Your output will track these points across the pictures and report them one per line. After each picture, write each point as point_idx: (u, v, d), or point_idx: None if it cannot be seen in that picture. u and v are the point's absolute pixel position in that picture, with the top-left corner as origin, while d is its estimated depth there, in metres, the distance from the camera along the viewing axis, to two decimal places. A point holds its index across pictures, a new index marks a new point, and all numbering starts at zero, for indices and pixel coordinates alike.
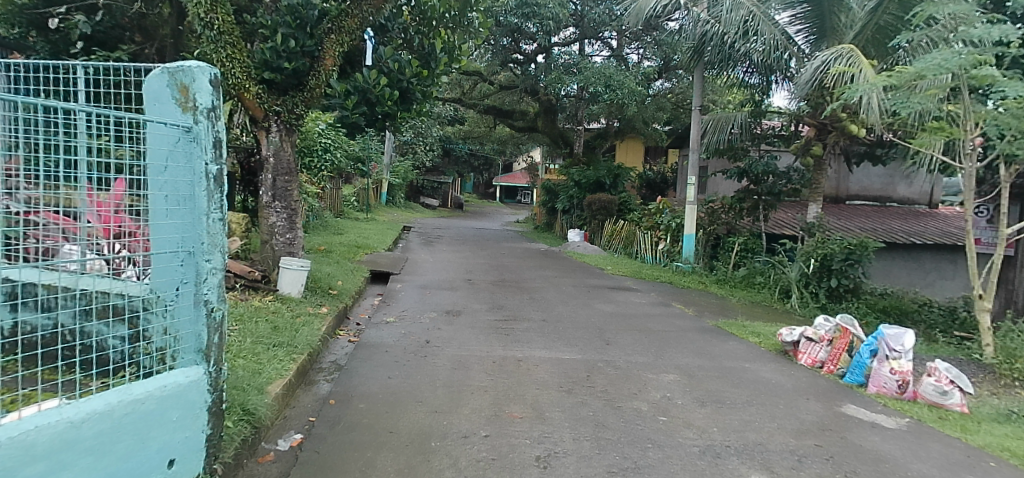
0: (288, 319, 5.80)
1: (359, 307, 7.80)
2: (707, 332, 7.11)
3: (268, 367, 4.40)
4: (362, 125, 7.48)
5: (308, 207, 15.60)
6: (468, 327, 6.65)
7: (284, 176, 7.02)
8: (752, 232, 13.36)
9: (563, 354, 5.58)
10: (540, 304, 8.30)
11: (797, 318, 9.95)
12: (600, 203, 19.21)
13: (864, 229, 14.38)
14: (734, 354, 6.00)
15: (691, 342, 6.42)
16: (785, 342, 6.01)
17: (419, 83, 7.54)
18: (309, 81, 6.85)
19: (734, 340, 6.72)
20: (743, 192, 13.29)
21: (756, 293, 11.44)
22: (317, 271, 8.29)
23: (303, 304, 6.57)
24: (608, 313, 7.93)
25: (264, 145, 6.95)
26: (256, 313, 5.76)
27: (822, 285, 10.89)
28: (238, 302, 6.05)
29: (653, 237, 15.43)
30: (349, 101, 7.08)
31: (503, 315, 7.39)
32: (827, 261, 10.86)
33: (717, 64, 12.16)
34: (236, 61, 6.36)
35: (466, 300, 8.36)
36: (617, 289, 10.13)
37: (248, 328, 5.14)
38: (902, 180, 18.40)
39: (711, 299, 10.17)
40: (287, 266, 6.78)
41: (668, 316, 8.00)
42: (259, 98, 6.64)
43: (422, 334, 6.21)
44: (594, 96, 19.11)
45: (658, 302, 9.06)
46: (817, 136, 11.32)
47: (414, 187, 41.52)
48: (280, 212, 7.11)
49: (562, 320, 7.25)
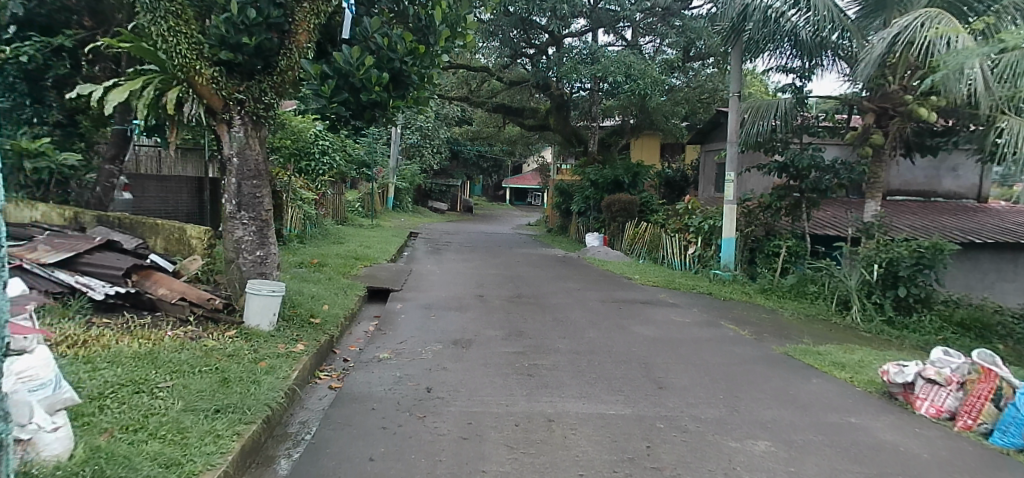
0: (252, 367, 4.43)
1: (349, 338, 6.45)
2: (780, 365, 5.71)
3: (194, 453, 3.00)
4: (347, 117, 6.19)
5: (303, 215, 14.30)
6: (481, 365, 5.29)
7: (252, 180, 5.72)
8: (795, 234, 11.95)
9: (607, 408, 4.20)
10: (566, 328, 6.93)
11: (864, 335, 8.51)
12: (621, 205, 17.77)
13: (919, 227, 12.87)
14: (828, 402, 4.60)
15: (767, 383, 5.01)
16: (893, 384, 4.66)
17: (415, 62, 6.21)
18: (278, 62, 5.58)
19: (819, 379, 5.29)
20: (782, 189, 11.76)
21: (809, 305, 9.95)
22: (298, 293, 6.96)
23: (274, 341, 5.23)
24: (649, 339, 6.54)
25: (225, 142, 5.67)
26: (204, 359, 4.39)
27: (888, 295, 9.46)
28: (185, 343, 4.70)
29: (681, 241, 14.00)
30: (327, 86, 5.75)
31: (523, 346, 6.01)
32: (892, 268, 9.43)
33: (759, 42, 10.62)
34: (182, 36, 5.10)
35: (478, 325, 7.01)
36: (652, 305, 8.72)
37: (185, 388, 3.78)
38: (947, 173, 16.87)
39: (762, 315, 8.75)
40: (255, 292, 5.42)
41: (723, 341, 6.60)
42: (216, 83, 5.33)
43: (422, 378, 4.84)
44: (612, 88, 17.69)
45: (706, 321, 7.64)
46: (876, 122, 10.18)
47: (422, 191, 40.38)
48: (248, 225, 5.77)
49: (596, 351, 5.87)
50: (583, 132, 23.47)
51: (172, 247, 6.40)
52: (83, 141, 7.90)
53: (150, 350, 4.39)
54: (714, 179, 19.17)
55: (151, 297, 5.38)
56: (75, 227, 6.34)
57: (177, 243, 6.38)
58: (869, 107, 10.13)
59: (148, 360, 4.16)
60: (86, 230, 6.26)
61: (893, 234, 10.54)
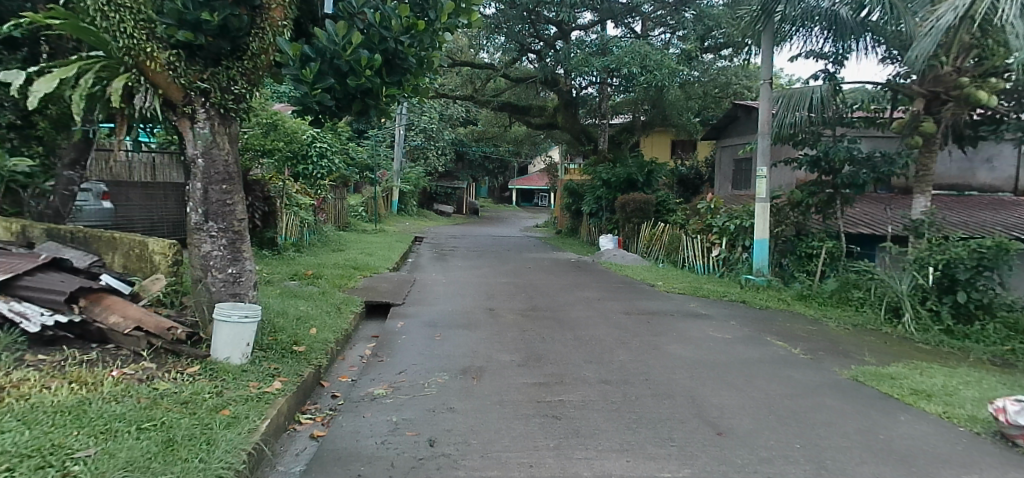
0: (208, 419, 3.52)
1: (340, 367, 5.54)
2: (853, 395, 4.77)
3: None
4: (333, 109, 5.30)
5: (302, 222, 13.44)
6: (496, 403, 4.37)
7: (221, 184, 4.83)
8: (829, 233, 10.99)
9: (662, 469, 3.28)
10: (592, 348, 6.02)
11: (924, 347, 7.54)
12: (635, 205, 16.80)
13: (964, 223, 11.84)
14: (933, 452, 3.68)
15: (849, 425, 4.08)
16: (1013, 427, 3.73)
17: (413, 43, 5.28)
18: (248, 44, 4.70)
19: (908, 415, 4.35)
20: (814, 184, 10.81)
21: (855, 313, 8.98)
22: (284, 313, 6.08)
23: (243, 378, 4.33)
24: (690, 361, 5.61)
25: (187, 141, 4.78)
26: (147, 411, 3.48)
27: (944, 301, 8.44)
28: (130, 387, 3.80)
29: (704, 242, 13.06)
30: (309, 70, 4.83)
31: (545, 375, 5.10)
32: (950, 270, 8.39)
33: (795, 21, 9.63)
34: (126, 11, 4.25)
35: (491, 346, 6.12)
36: (684, 317, 7.78)
37: (111, 458, 2.87)
38: (982, 165, 15.80)
39: (806, 327, 7.80)
40: (224, 319, 4.51)
41: (777, 363, 5.66)
42: (172, 68, 4.46)
43: (422, 426, 3.93)
44: (625, 81, 16.75)
45: (749, 338, 6.68)
46: (927, 109, 9.20)
47: (428, 195, 39.68)
48: (217, 238, 4.86)
49: (631, 381, 4.94)
50: (592, 130, 22.57)
51: (133, 264, 5.45)
52: (42, 145, 6.94)
53: (81, 401, 3.49)
54: (731, 176, 18.20)
55: (101, 326, 4.51)
56: (23, 243, 5.46)
57: (138, 261, 5.42)
58: (917, 93, 9.17)
59: (74, 416, 3.26)
60: (32, 245, 5.38)
61: (945, 232, 9.51)
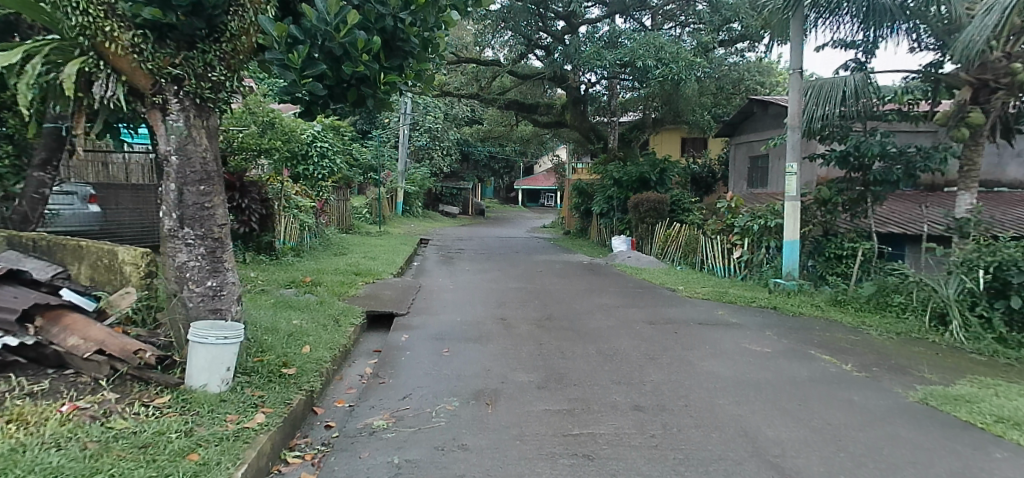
0: (170, 469, 2.89)
1: (336, 390, 4.92)
2: (930, 425, 4.08)
3: None
4: (324, 97, 4.67)
5: (302, 225, 12.87)
6: (516, 439, 3.72)
7: (198, 185, 4.21)
8: (861, 233, 10.31)
9: None
10: (620, 366, 5.36)
11: (978, 359, 6.83)
12: (649, 205, 16.12)
13: (1003, 221, 11.18)
14: None
15: (938, 467, 3.39)
16: None
17: (414, 21, 4.63)
18: (225, 22, 4.09)
19: (1003, 451, 3.66)
20: (844, 181, 10.15)
21: (897, 322, 8.25)
22: (277, 329, 5.47)
23: (221, 410, 3.70)
24: (732, 382, 4.94)
25: (160, 136, 4.18)
26: (92, 461, 2.84)
27: (996, 306, 7.57)
28: (77, 428, 3.17)
29: (724, 243, 12.40)
30: (296, 54, 4.18)
31: (570, 400, 4.45)
32: (1002, 274, 7.55)
33: (824, 6, 8.98)
34: None
35: (505, 363, 5.48)
36: (713, 327, 7.10)
37: None
38: (1012, 159, 14.99)
39: (846, 337, 7.10)
40: (199, 341, 3.87)
41: (831, 382, 4.98)
42: (134, 50, 3.86)
43: (428, 470, 3.30)
44: (637, 75, 16.05)
45: (792, 352, 6.00)
46: (973, 98, 8.52)
47: (433, 196, 39.17)
48: (194, 247, 4.24)
49: (668, 408, 4.29)
50: (602, 128, 21.92)
51: (101, 276, 4.80)
52: (13, 144, 6.37)
53: (13, 448, 2.87)
54: (747, 174, 17.52)
55: (57, 350, 3.89)
56: None
57: (107, 272, 4.76)
58: (964, 80, 8.52)
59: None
60: None
61: (992, 231, 8.78)
